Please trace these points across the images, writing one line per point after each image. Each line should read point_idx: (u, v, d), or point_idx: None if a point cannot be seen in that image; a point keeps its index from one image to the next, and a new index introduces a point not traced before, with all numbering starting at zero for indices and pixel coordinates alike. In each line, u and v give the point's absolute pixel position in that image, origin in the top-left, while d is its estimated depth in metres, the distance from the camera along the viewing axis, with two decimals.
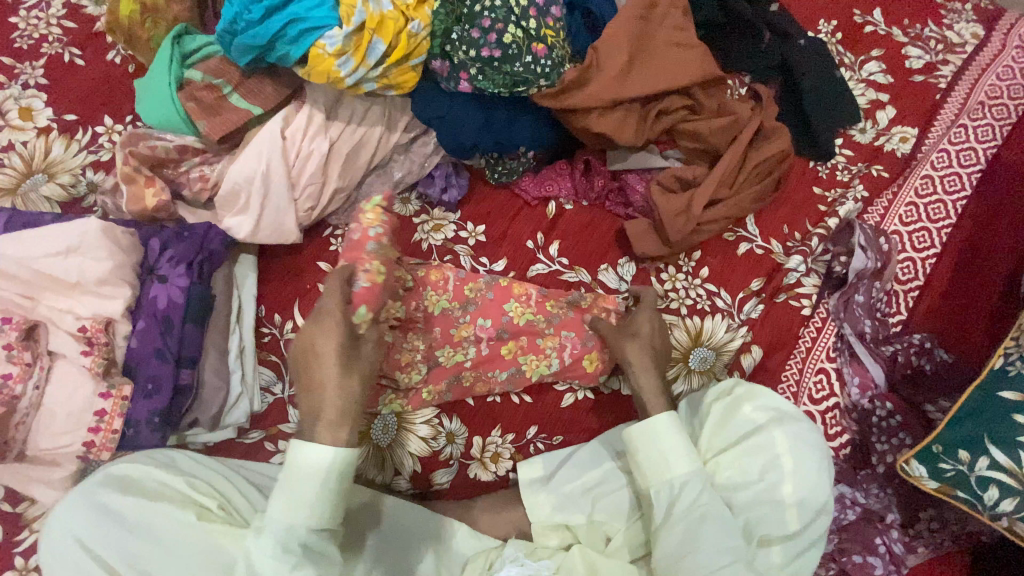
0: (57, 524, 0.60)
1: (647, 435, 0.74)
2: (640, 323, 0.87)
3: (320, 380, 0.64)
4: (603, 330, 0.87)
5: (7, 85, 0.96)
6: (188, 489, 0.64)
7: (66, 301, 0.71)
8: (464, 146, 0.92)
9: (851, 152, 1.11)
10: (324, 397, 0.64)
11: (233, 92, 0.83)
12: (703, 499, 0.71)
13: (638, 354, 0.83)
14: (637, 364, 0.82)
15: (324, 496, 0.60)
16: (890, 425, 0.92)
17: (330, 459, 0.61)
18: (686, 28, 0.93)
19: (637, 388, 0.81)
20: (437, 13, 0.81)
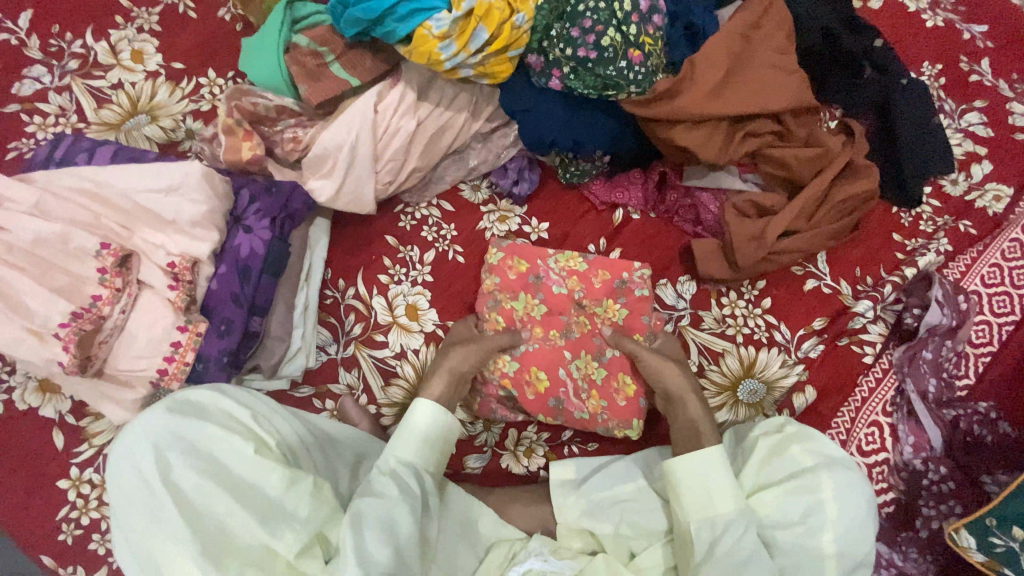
0: (130, 434, 0.63)
1: (694, 468, 0.74)
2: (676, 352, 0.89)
3: (448, 355, 0.81)
4: (642, 355, 0.83)
5: (123, 26, 1.02)
6: (250, 422, 0.67)
7: (160, 236, 0.75)
8: (543, 141, 0.93)
9: (938, 203, 1.07)
10: (451, 359, 0.80)
11: (335, 61, 0.86)
12: (744, 542, 0.69)
13: (691, 384, 0.82)
14: (691, 393, 0.81)
15: (427, 446, 0.73)
16: (941, 490, 0.89)
17: (443, 418, 0.74)
18: (789, 52, 0.91)
19: (692, 417, 0.79)
20: (541, 8, 0.82)
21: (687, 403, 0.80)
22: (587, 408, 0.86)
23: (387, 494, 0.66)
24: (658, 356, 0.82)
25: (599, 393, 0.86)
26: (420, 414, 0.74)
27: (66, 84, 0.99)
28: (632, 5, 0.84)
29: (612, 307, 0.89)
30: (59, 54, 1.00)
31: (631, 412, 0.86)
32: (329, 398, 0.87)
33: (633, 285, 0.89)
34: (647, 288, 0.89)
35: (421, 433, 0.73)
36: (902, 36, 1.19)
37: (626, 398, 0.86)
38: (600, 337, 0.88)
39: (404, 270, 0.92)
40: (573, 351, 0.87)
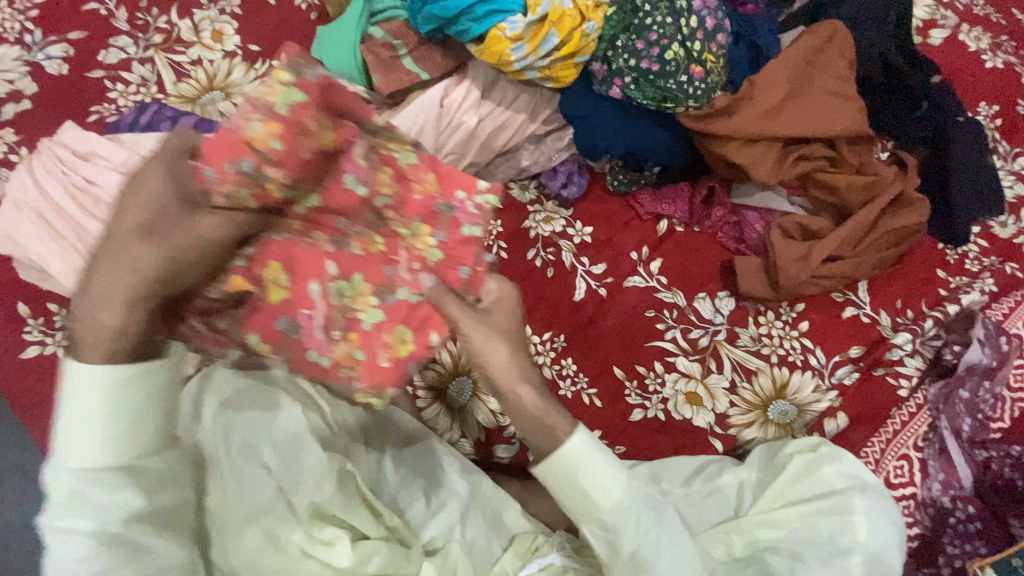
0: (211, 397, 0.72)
1: (560, 466, 0.60)
2: (498, 303, 0.64)
3: (148, 262, 0.50)
4: (456, 330, 0.62)
5: (207, 7, 1.08)
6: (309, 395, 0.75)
7: None
8: (596, 148, 0.95)
9: (986, 243, 1.06)
10: (142, 259, 0.50)
11: (407, 55, 0.90)
12: (644, 524, 0.60)
13: (515, 356, 0.62)
14: (524, 379, 0.61)
15: (97, 416, 0.48)
16: (967, 530, 0.88)
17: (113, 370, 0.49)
18: (849, 80, 0.91)
19: (526, 413, 0.61)
20: (610, 19, 0.86)
21: (519, 398, 0.61)
22: (331, 354, 0.61)
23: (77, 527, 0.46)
24: (474, 325, 0.61)
25: (358, 340, 0.61)
26: (77, 371, 0.48)
27: (149, 56, 1.04)
28: (699, 23, 0.86)
29: (423, 237, 0.63)
30: (145, 28, 1.06)
31: (390, 382, 0.61)
32: None
33: (462, 216, 0.64)
34: (479, 225, 0.64)
35: (90, 391, 0.48)
36: (959, 75, 1.20)
37: (391, 357, 0.61)
38: (393, 269, 0.63)
39: None
40: (342, 266, 0.62)
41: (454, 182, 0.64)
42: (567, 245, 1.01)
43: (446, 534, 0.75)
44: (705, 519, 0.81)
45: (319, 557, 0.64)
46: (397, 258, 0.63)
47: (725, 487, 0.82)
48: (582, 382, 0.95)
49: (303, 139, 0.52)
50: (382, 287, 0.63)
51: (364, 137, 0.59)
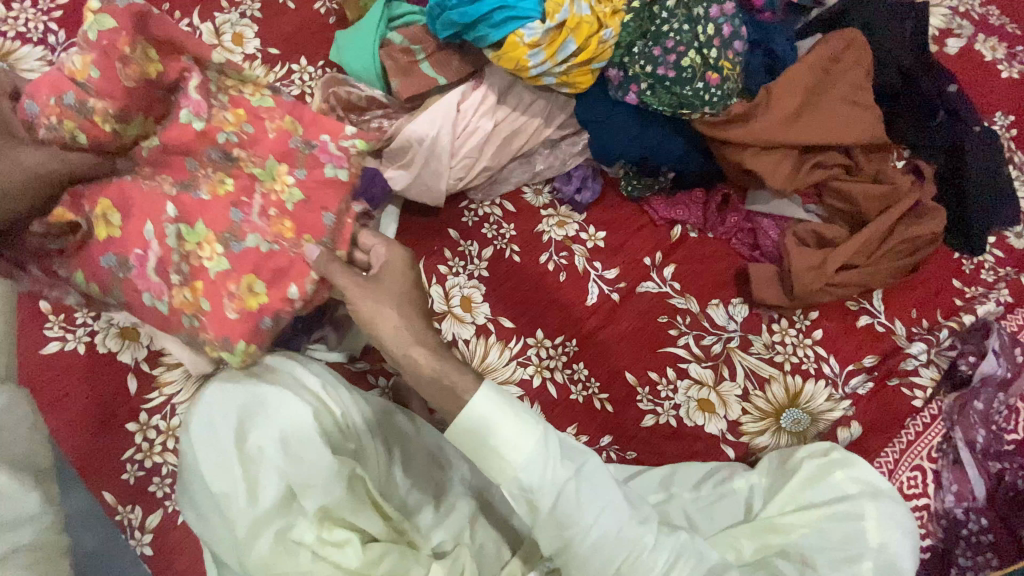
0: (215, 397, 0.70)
1: (468, 426, 0.58)
2: (391, 274, 0.74)
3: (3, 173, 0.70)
4: (351, 301, 0.72)
5: (228, 10, 1.10)
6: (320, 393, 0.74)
7: None
8: (611, 153, 0.95)
9: (1001, 254, 1.06)
10: None
11: (426, 60, 0.91)
12: (560, 477, 0.58)
13: (404, 315, 0.71)
14: (420, 342, 0.69)
15: None
16: (979, 541, 0.88)
17: None
18: (865, 88, 0.91)
19: (419, 372, 0.67)
20: (627, 25, 0.85)
21: (413, 360, 0.68)
22: (168, 301, 0.77)
23: None
24: (364, 295, 0.72)
25: (202, 289, 0.77)
26: None
27: None
28: (716, 30, 0.86)
29: (282, 180, 0.82)
30: None
31: (238, 334, 0.76)
32: (382, 375, 0.90)
33: (325, 158, 0.84)
34: (341, 167, 0.85)
35: None
36: (976, 84, 1.19)
37: (236, 308, 0.76)
38: (243, 215, 0.80)
39: (462, 263, 0.99)
40: (183, 214, 0.78)
41: (319, 130, 0.85)
42: (579, 250, 1.01)
43: (456, 537, 0.74)
44: (716, 524, 0.79)
45: (332, 556, 0.65)
46: (250, 201, 0.81)
47: (735, 492, 0.81)
48: (593, 386, 0.95)
49: (120, 64, 0.74)
50: (229, 236, 0.78)
51: (206, 68, 0.81)
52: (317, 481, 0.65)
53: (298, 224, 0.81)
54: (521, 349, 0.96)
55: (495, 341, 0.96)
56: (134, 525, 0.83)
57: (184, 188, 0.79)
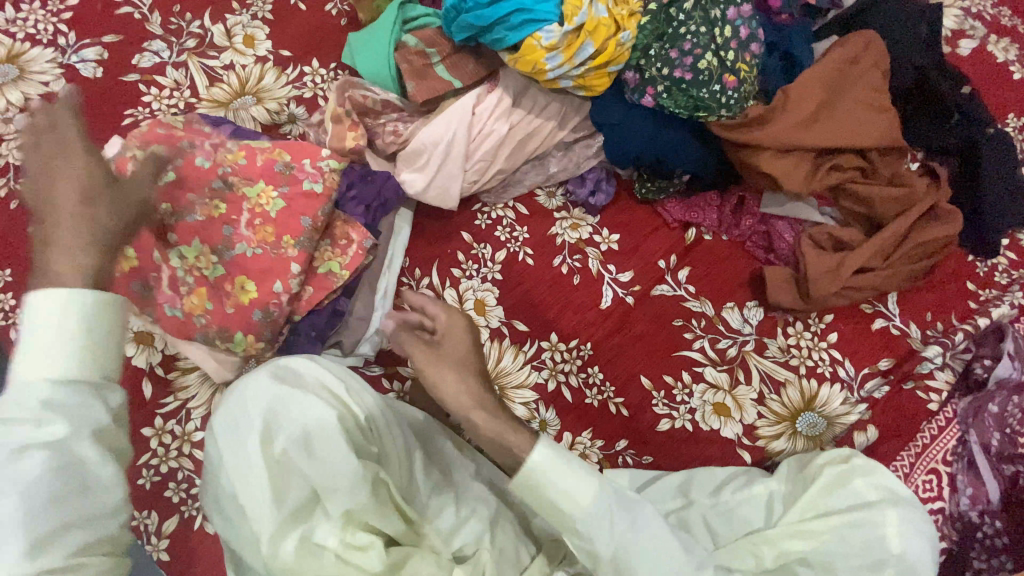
0: (238, 397, 0.67)
1: (531, 481, 0.59)
2: (450, 334, 0.69)
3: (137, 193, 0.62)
4: (416, 366, 0.66)
5: (239, 12, 1.09)
6: (344, 396, 0.72)
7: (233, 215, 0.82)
8: (626, 155, 0.95)
9: (1015, 256, 1.06)
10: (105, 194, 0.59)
11: (440, 63, 0.90)
12: (621, 527, 0.60)
13: (459, 382, 0.65)
14: (482, 407, 0.65)
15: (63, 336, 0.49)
16: (993, 545, 0.88)
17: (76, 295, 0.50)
18: (883, 91, 0.91)
19: (480, 435, 0.64)
20: (643, 27, 0.85)
21: (472, 425, 0.64)
22: (182, 307, 0.82)
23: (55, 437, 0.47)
24: (426, 359, 0.66)
25: (206, 293, 0.82)
26: (45, 300, 0.49)
27: (182, 60, 1.06)
28: (733, 32, 0.86)
29: (267, 194, 0.85)
30: (179, 32, 1.07)
31: (236, 326, 0.82)
32: (397, 378, 0.90)
33: (303, 176, 0.85)
34: (316, 182, 0.85)
35: (58, 316, 0.49)
36: (990, 86, 1.19)
37: (234, 305, 0.82)
38: (232, 228, 0.83)
39: (476, 266, 0.98)
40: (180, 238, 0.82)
41: (302, 152, 0.87)
42: (593, 253, 1.01)
43: (477, 542, 0.73)
44: (736, 530, 0.79)
45: (353, 560, 0.65)
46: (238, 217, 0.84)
47: (754, 498, 0.81)
48: (608, 390, 0.94)
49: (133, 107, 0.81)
50: (222, 248, 0.83)
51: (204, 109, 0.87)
52: (341, 484, 0.65)
53: (279, 228, 0.83)
54: (535, 353, 0.96)
55: (509, 345, 0.95)
56: (149, 531, 0.83)
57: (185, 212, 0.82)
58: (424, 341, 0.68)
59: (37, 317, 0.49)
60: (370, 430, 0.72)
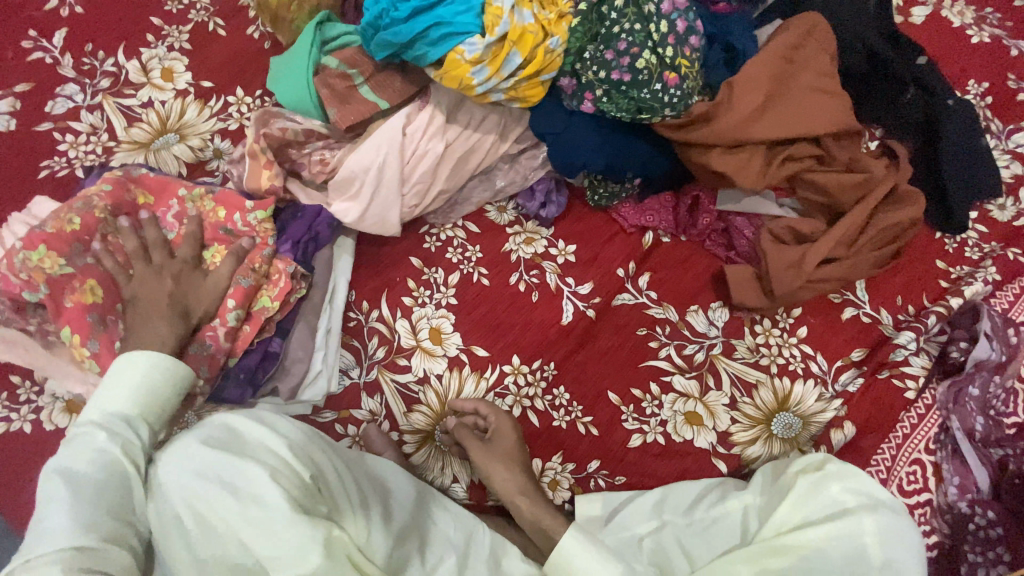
0: (169, 468, 0.60)
1: (563, 562, 0.73)
2: (504, 433, 0.85)
3: (196, 288, 0.79)
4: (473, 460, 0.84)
5: (154, 44, 1.03)
6: (287, 454, 0.65)
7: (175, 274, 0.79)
8: (573, 164, 0.91)
9: (985, 229, 1.04)
10: (175, 291, 0.77)
11: (364, 83, 0.85)
12: None
13: (512, 477, 0.83)
14: (523, 492, 0.83)
15: (139, 385, 0.67)
16: (987, 536, 0.85)
17: (142, 358, 0.68)
18: (832, 74, 0.87)
19: (528, 521, 0.81)
20: (574, 30, 0.80)
21: (518, 510, 0.82)
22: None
23: (101, 456, 0.59)
24: (479, 455, 0.83)
25: None
26: (123, 361, 0.68)
27: (97, 102, 0.99)
28: (669, 27, 0.81)
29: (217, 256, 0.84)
30: (92, 72, 1.00)
31: None
32: (351, 424, 0.87)
33: (241, 233, 0.84)
34: (255, 239, 0.83)
35: (137, 369, 0.67)
36: (946, 53, 1.15)
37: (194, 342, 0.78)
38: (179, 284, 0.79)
39: (428, 292, 0.93)
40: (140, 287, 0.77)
41: (233, 209, 0.84)
42: (550, 267, 0.97)
43: None
44: (713, 550, 0.77)
45: None
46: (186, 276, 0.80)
47: (729, 514, 0.78)
48: (576, 411, 0.91)
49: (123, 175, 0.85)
50: None
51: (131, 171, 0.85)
52: (285, 553, 0.55)
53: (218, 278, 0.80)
54: (498, 379, 0.91)
55: (469, 372, 0.91)
56: None
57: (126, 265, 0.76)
58: (481, 439, 0.85)
59: (116, 371, 0.67)
60: (320, 487, 0.65)
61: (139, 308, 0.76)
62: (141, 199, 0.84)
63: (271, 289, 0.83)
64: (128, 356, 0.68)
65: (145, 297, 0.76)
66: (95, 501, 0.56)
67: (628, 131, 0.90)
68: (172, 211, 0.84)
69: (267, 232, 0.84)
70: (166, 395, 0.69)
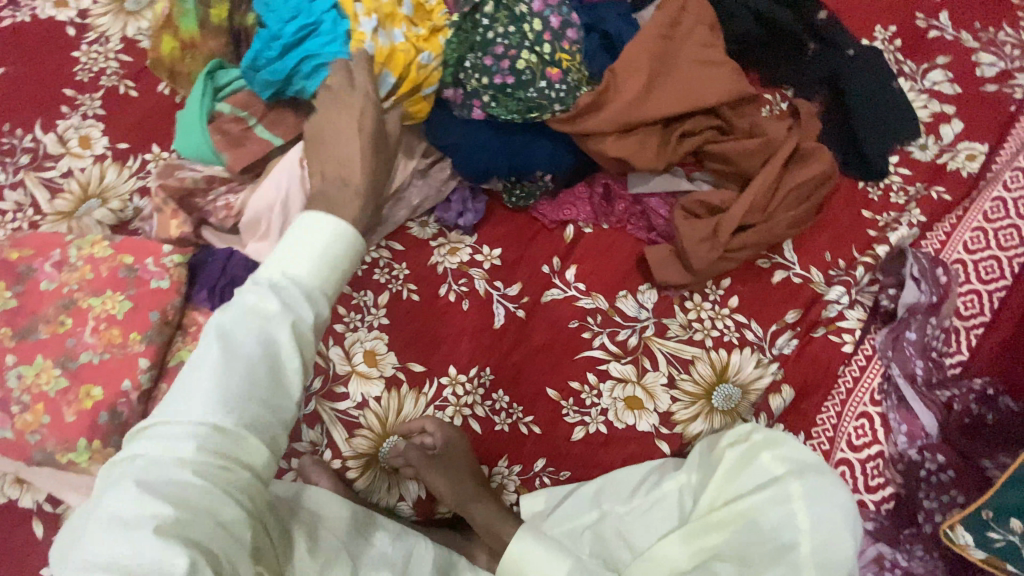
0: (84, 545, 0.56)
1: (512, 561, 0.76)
2: (448, 444, 0.84)
3: (349, 158, 0.72)
4: (422, 474, 0.85)
5: (69, 115, 1.06)
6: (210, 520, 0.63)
7: (351, 155, 0.72)
8: (480, 171, 0.91)
9: (908, 171, 1.02)
10: (350, 165, 0.72)
11: (258, 123, 0.87)
12: None
13: (458, 486, 0.83)
14: (473, 500, 0.83)
15: (328, 255, 0.62)
16: (940, 480, 0.84)
17: (329, 228, 0.62)
18: (713, 45, 0.88)
19: (481, 524, 0.83)
20: (450, 42, 0.83)
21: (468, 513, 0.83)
22: (12, 425, 0.70)
23: (267, 310, 0.56)
24: (430, 470, 0.84)
25: (44, 408, 0.70)
26: (316, 227, 0.62)
27: (20, 179, 1.02)
28: (543, 24, 0.83)
29: (115, 297, 0.74)
30: (11, 151, 1.03)
31: (76, 433, 0.69)
32: (293, 457, 0.88)
33: (146, 275, 0.75)
34: (165, 279, 0.76)
35: (321, 241, 0.61)
36: (848, 2, 1.15)
37: (75, 412, 0.69)
38: (76, 339, 0.72)
39: (359, 316, 0.94)
40: (21, 356, 0.71)
41: (143, 253, 0.77)
42: (477, 273, 0.98)
43: None
44: (653, 531, 0.83)
45: None
46: (82, 327, 0.73)
47: (666, 495, 0.84)
48: (517, 412, 0.91)
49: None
50: (64, 358, 0.71)
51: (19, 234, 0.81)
52: None
53: (125, 327, 0.72)
54: (436, 393, 0.91)
55: (408, 391, 0.91)
56: None
57: (22, 335, 0.72)
58: (429, 454, 0.84)
59: (303, 231, 0.62)
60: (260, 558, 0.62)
61: (327, 189, 0.71)
62: (16, 255, 0.77)
63: (192, 342, 0.77)
64: (322, 224, 0.62)
65: (373, 133, 0.74)
66: (246, 378, 0.53)
67: (528, 130, 0.91)
68: (51, 259, 0.76)
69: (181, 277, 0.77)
70: (341, 271, 0.63)
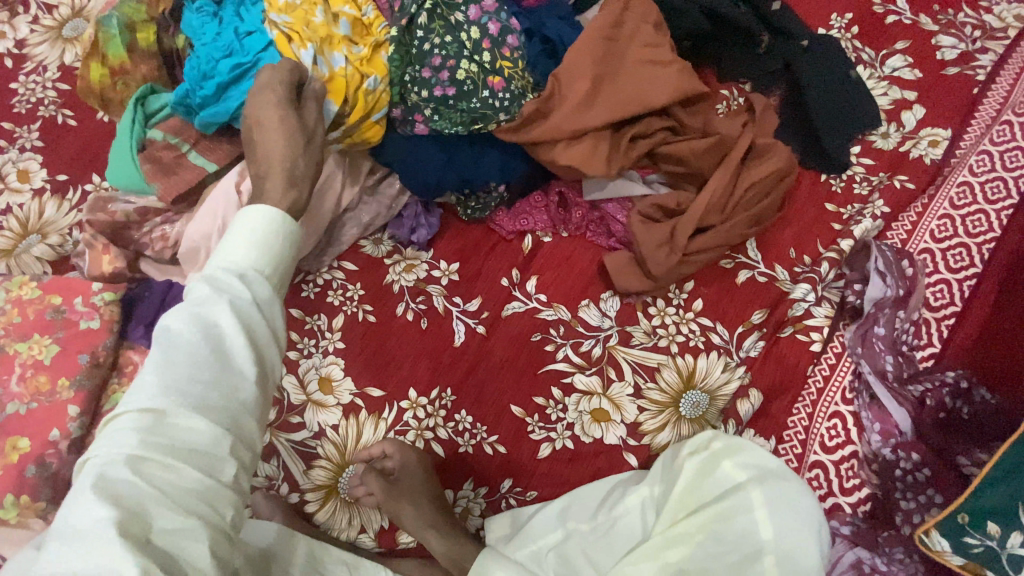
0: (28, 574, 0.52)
1: None
2: (405, 471, 0.81)
3: (268, 145, 0.66)
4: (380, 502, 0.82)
5: (7, 148, 1.02)
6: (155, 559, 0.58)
7: (271, 140, 0.66)
8: (429, 185, 0.88)
9: (871, 161, 1.00)
10: (270, 147, 0.65)
11: (192, 149, 0.83)
12: None
13: (416, 515, 0.81)
14: (432, 527, 0.81)
15: (262, 235, 0.56)
16: (916, 480, 0.81)
17: (259, 214, 0.57)
18: (660, 44, 0.86)
19: (441, 552, 0.80)
20: (391, 59, 0.80)
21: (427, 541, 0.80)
22: None
23: (202, 297, 0.52)
24: (386, 496, 0.81)
25: None
26: (250, 217, 0.57)
27: None
28: (481, 32, 0.81)
29: (42, 341, 0.73)
30: None
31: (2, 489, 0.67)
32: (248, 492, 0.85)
33: (75, 316, 0.75)
34: (95, 320, 0.75)
35: (257, 224, 0.57)
36: None
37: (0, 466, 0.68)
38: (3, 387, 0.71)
39: (313, 341, 0.91)
40: None
41: (72, 293, 0.76)
42: (436, 290, 0.94)
43: None
44: (616, 551, 0.80)
45: None
46: (10, 375, 0.72)
47: (629, 511, 0.81)
48: (480, 432, 0.87)
49: None
50: None
51: None
52: None
53: (52, 374, 0.72)
54: (396, 417, 0.88)
55: (367, 416, 0.88)
56: None
57: None
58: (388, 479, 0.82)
59: (239, 221, 0.57)
60: None
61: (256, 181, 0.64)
62: None
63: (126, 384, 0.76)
64: (259, 209, 0.58)
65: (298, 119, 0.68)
66: (189, 367, 0.49)
67: (475, 141, 0.89)
68: None
69: (113, 315, 0.76)
70: (283, 256, 0.58)
